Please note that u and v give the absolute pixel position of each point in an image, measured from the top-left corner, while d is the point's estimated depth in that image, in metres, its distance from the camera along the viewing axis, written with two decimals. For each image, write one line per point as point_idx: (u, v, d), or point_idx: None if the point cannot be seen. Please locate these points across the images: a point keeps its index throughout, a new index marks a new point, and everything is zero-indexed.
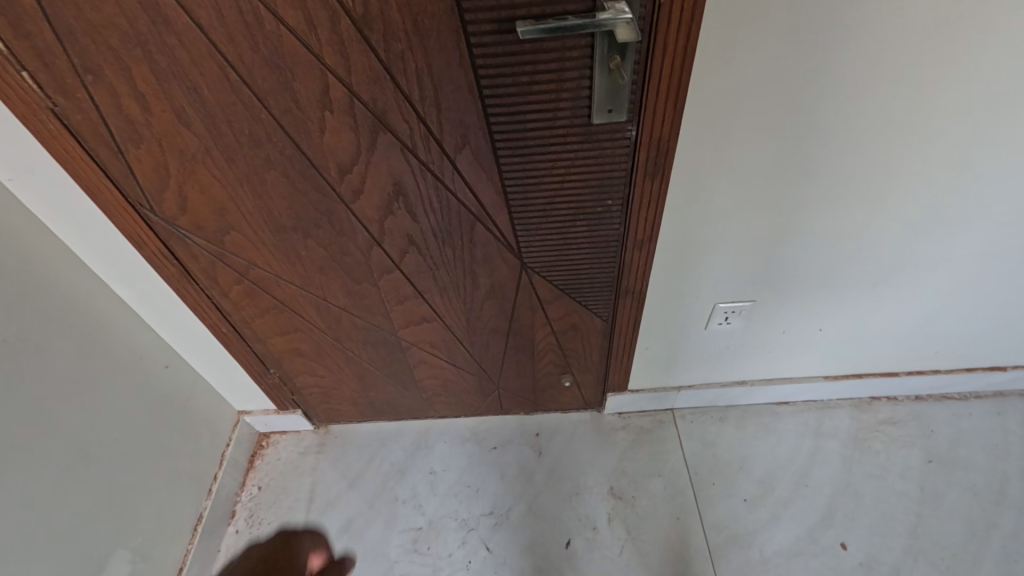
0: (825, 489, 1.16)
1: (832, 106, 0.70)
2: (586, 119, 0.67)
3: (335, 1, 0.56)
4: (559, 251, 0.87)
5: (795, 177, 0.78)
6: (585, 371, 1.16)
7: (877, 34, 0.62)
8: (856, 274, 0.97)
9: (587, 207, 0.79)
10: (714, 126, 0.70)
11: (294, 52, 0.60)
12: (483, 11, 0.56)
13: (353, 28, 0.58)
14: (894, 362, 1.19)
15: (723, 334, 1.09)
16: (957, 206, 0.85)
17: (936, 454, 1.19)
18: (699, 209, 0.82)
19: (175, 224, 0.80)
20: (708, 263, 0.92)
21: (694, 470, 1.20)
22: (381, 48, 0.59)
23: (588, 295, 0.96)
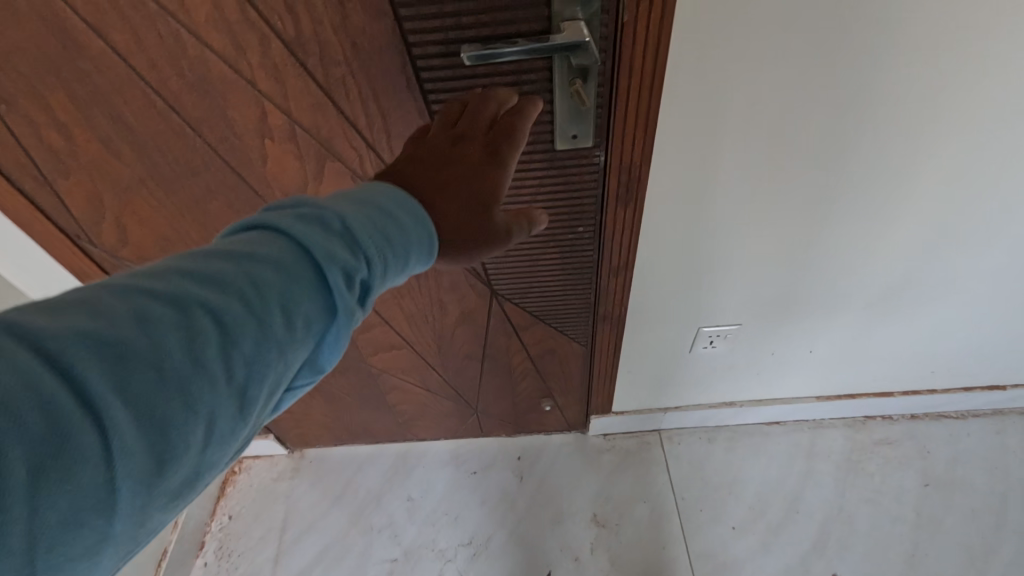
0: (818, 515, 1.11)
1: (818, 126, 0.64)
2: (549, 144, 0.62)
3: (263, 22, 0.50)
4: (530, 277, 0.82)
5: (779, 199, 0.73)
6: (566, 394, 1.12)
7: (866, 51, 0.57)
8: (848, 295, 0.92)
9: (558, 233, 0.74)
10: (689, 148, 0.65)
11: (223, 77, 0.54)
12: (426, 32, 0.50)
13: (286, 52, 0.53)
14: (889, 381, 1.14)
15: (708, 357, 1.05)
16: (953, 226, 0.80)
17: (933, 476, 1.14)
18: (676, 232, 0.77)
19: (118, 255, 0.75)
20: (690, 286, 0.87)
21: (681, 495, 1.15)
22: (319, 72, 0.54)
23: (564, 320, 0.91)
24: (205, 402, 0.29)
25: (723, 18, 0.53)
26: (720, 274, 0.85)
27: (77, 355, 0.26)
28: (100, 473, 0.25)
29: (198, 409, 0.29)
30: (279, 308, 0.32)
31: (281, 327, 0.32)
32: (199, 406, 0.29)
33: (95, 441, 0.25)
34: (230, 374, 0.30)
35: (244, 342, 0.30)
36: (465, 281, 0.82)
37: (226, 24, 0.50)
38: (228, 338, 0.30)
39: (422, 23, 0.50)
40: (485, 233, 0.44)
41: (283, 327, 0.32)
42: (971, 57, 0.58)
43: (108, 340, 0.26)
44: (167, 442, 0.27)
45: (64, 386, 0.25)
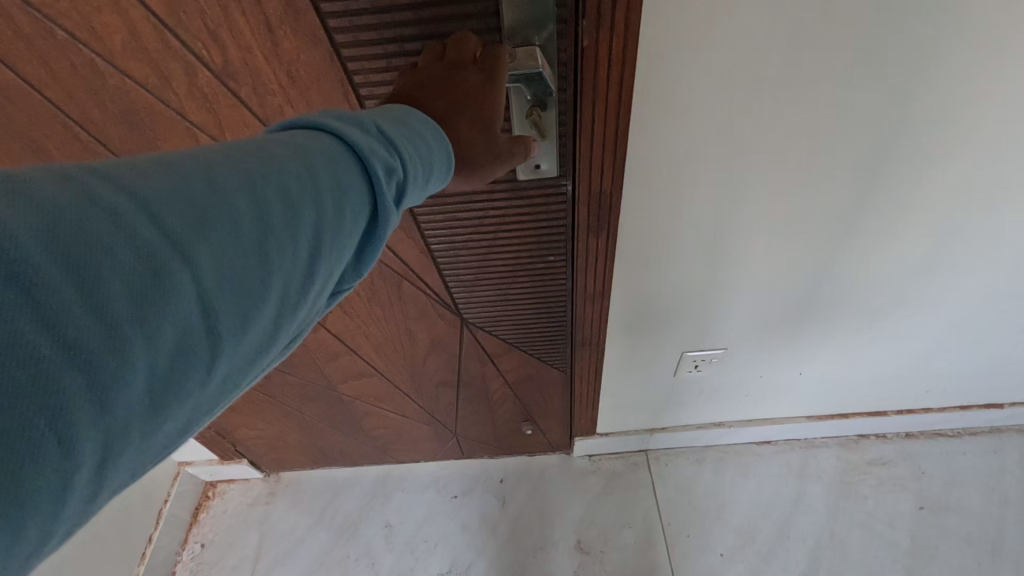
0: (808, 540, 1.07)
1: (799, 151, 0.60)
2: (511, 175, 0.57)
3: (188, 52, 0.46)
4: (501, 306, 0.78)
5: (761, 224, 0.69)
6: (548, 418, 1.08)
7: (848, 74, 0.52)
8: (839, 317, 0.88)
9: (527, 263, 0.70)
10: (662, 174, 0.61)
11: (150, 108, 0.51)
12: (368, 59, 0.47)
13: (216, 81, 0.49)
14: (881, 400, 1.11)
15: (693, 381, 1.01)
16: (946, 248, 0.76)
17: (927, 499, 1.10)
18: (654, 260, 0.73)
19: None
20: (671, 312, 0.83)
21: (668, 520, 1.12)
22: (255, 102, 0.50)
23: (540, 346, 0.87)
24: (270, 280, 0.27)
25: (690, 41, 0.48)
26: (702, 300, 0.81)
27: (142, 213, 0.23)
28: (171, 343, 0.23)
29: (263, 285, 0.26)
30: (336, 194, 0.29)
31: (339, 212, 0.29)
32: (264, 288, 0.26)
33: (171, 307, 0.23)
34: (294, 251, 0.28)
35: (308, 221, 0.28)
36: (433, 309, 0.78)
37: (147, 53, 0.46)
38: (293, 212, 0.27)
39: (361, 49, 0.46)
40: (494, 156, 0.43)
41: (340, 215, 0.29)
42: (962, 81, 0.54)
43: (172, 201, 0.24)
44: (231, 318, 0.25)
45: (133, 243, 0.22)
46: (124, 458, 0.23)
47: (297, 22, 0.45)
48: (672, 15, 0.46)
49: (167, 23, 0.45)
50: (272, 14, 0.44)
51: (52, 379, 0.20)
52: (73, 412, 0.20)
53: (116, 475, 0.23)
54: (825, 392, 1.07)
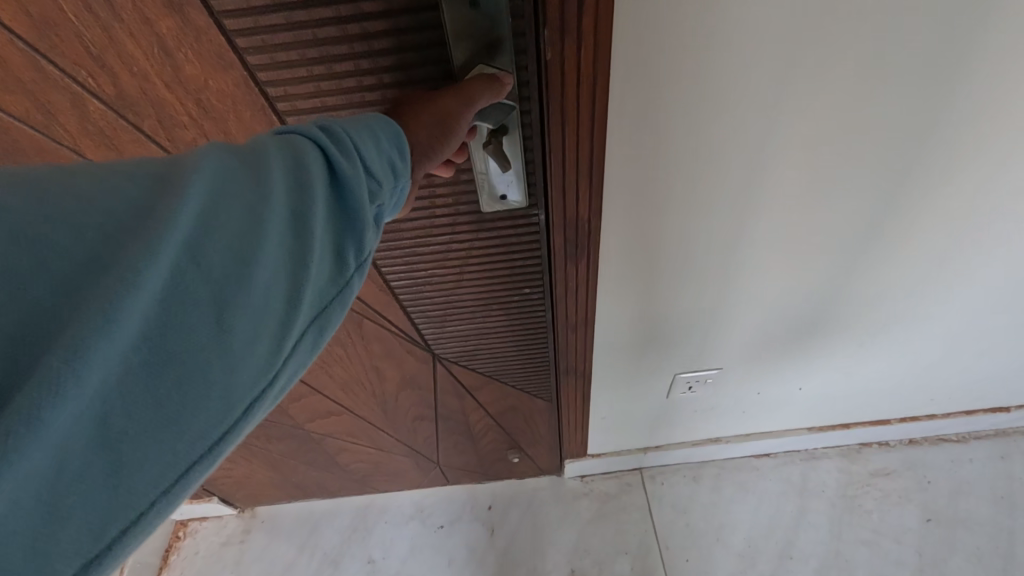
0: (813, 561, 1.02)
1: (796, 169, 0.53)
2: (474, 206, 0.51)
3: (74, 83, 0.41)
4: (476, 338, 0.72)
5: (757, 245, 0.63)
6: (536, 444, 1.01)
7: (851, 84, 0.45)
8: (841, 333, 0.82)
9: (501, 295, 0.64)
10: (645, 201, 0.54)
11: (39, 147, 0.45)
12: (293, 84, 0.41)
13: (112, 113, 0.43)
14: (885, 410, 1.05)
15: (688, 402, 0.95)
16: (956, 262, 0.70)
17: (933, 511, 1.06)
18: (641, 286, 0.67)
19: None
20: (662, 335, 0.77)
21: (666, 543, 1.06)
22: (163, 136, 0.45)
23: (521, 377, 0.81)
24: (255, 243, 0.24)
25: (668, 58, 0.41)
26: (694, 324, 0.75)
27: (124, 185, 0.23)
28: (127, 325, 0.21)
29: (243, 244, 0.24)
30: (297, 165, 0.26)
31: (305, 183, 0.26)
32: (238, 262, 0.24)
33: (134, 263, 0.21)
34: (267, 212, 0.25)
35: (284, 186, 0.26)
36: (401, 345, 0.72)
37: (23, 83, 0.41)
38: (257, 174, 0.25)
39: (283, 72, 0.40)
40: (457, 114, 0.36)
41: (305, 186, 0.26)
42: (979, 86, 0.47)
43: (154, 174, 0.24)
44: (218, 285, 0.23)
45: (113, 209, 0.22)
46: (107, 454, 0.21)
47: (200, 43, 0.39)
48: (646, 29, 0.39)
49: (40, 48, 0.39)
50: (167, 36, 0.38)
51: (39, 330, 0.20)
52: (45, 363, 0.20)
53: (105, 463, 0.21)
54: (826, 406, 1.02)
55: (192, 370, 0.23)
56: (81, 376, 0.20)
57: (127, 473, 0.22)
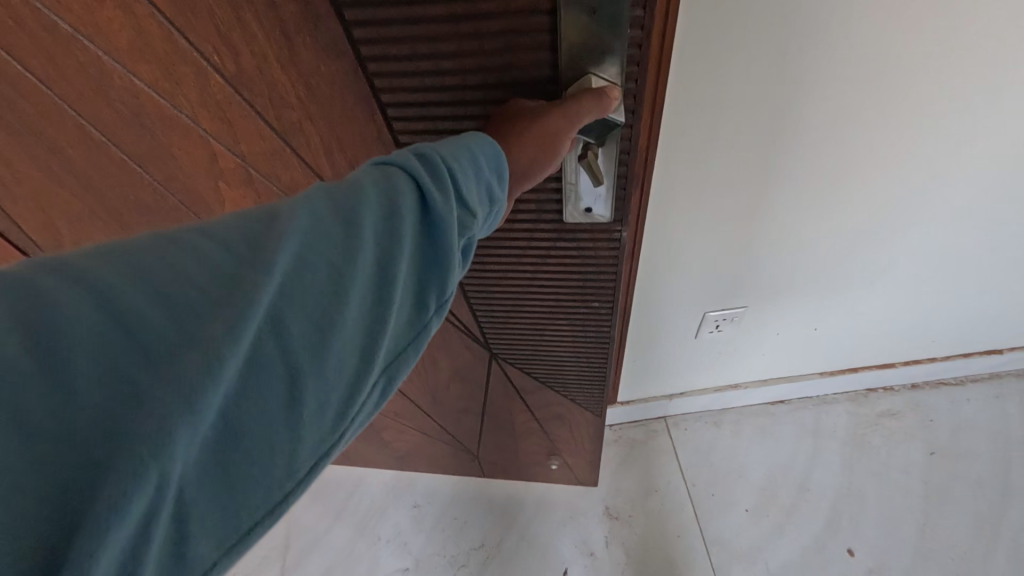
0: (829, 493, 1.10)
1: (813, 105, 0.65)
2: (559, 216, 0.58)
3: (200, 58, 0.47)
4: (536, 339, 0.80)
5: (780, 176, 0.75)
6: (575, 454, 1.07)
7: (854, 29, 0.57)
8: (853, 268, 0.92)
9: (566, 306, 0.72)
10: (693, 133, 0.67)
11: (160, 113, 0.52)
12: (402, 77, 0.49)
13: (229, 89, 0.49)
14: (891, 353, 1.14)
15: (715, 343, 1.06)
16: (940, 190, 0.80)
17: (937, 445, 1.14)
18: (682, 212, 0.79)
19: None
20: (698, 265, 0.89)
21: (693, 482, 1.14)
22: (272, 114, 0.52)
23: (572, 384, 0.90)
24: (340, 303, 0.26)
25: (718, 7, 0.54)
26: (726, 254, 0.87)
27: (215, 249, 0.24)
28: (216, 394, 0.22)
29: (330, 301, 0.25)
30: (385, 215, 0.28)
31: (390, 236, 0.28)
32: (324, 325, 0.25)
33: (230, 330, 0.22)
34: (353, 269, 0.26)
35: (370, 243, 0.27)
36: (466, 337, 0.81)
37: (158, 56, 0.47)
38: (346, 227, 0.27)
39: (391, 67, 0.48)
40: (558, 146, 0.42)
41: (390, 240, 0.28)
42: (962, 25, 0.58)
43: (245, 234, 0.25)
44: (302, 349, 0.25)
45: (206, 274, 0.23)
46: (186, 515, 0.23)
47: (317, 29, 0.46)
48: None
49: (176, 22, 0.45)
50: (288, 19, 0.45)
51: (125, 406, 0.21)
52: (134, 446, 0.20)
53: (180, 529, 0.23)
54: (837, 348, 1.10)
55: (266, 435, 0.24)
56: (167, 455, 0.21)
57: (196, 537, 0.23)
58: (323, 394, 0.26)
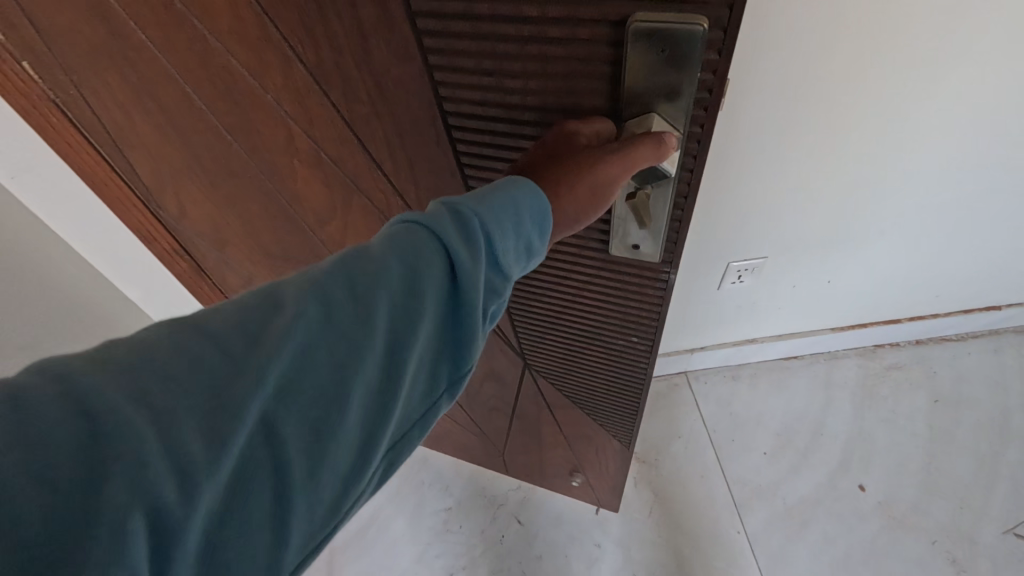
0: (841, 436, 1.19)
1: (845, 59, 0.73)
2: (604, 246, 0.56)
3: (284, 45, 0.48)
4: (570, 359, 0.79)
5: (811, 128, 0.83)
6: (599, 476, 1.04)
7: None
8: (867, 221, 1.01)
9: (604, 332, 0.70)
10: (734, 85, 0.76)
11: (249, 90, 0.54)
12: (466, 90, 0.46)
13: (307, 77, 0.50)
14: (898, 308, 1.22)
15: (736, 294, 1.12)
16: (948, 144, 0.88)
17: (940, 393, 1.23)
18: (719, 164, 0.87)
19: (180, 223, 0.79)
20: (731, 217, 0.96)
21: (713, 429, 1.22)
22: (344, 107, 0.51)
23: (602, 411, 0.88)
24: (349, 388, 0.27)
25: None
26: (756, 207, 0.95)
27: (219, 337, 0.24)
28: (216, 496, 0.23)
29: (341, 385, 0.26)
30: (405, 292, 0.29)
31: (407, 313, 0.29)
32: (332, 412, 0.26)
33: (235, 426, 0.23)
34: (367, 345, 0.27)
35: (384, 322, 0.28)
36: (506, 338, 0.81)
37: (250, 41, 0.49)
38: (362, 305, 0.27)
39: (455, 79, 0.45)
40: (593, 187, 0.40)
41: (406, 318, 0.29)
42: None
43: (250, 319, 0.25)
44: (310, 437, 0.26)
45: (212, 364, 0.24)
46: None
47: (391, 33, 0.44)
48: None
49: (265, 10, 0.46)
50: (365, 22, 0.43)
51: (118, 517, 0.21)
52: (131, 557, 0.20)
53: None
54: (848, 302, 1.19)
55: (265, 524, 0.25)
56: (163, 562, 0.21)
57: None
58: (320, 485, 0.27)
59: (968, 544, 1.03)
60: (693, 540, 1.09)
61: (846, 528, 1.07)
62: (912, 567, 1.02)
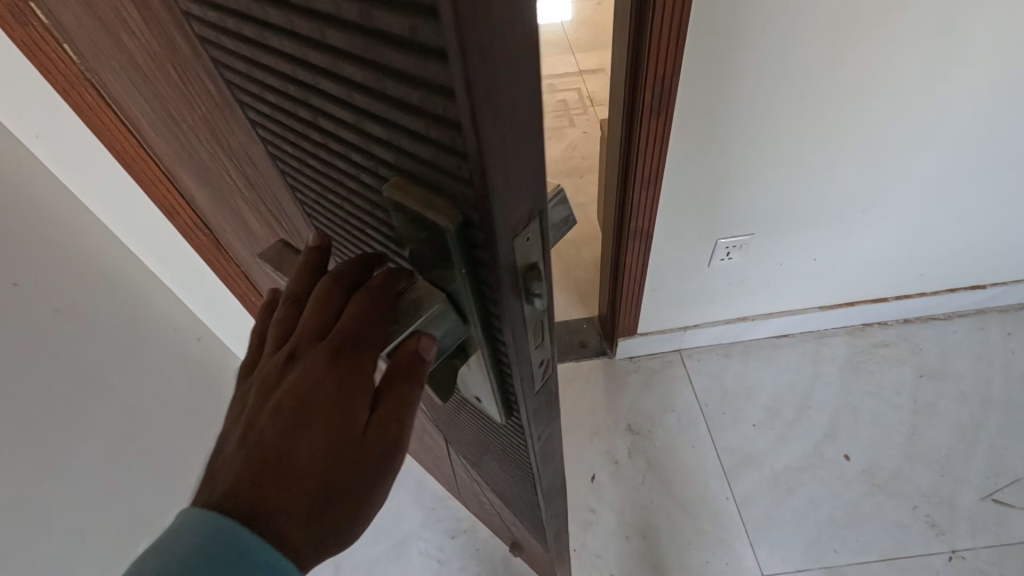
0: (828, 409, 1.24)
1: (824, 29, 0.79)
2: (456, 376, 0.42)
3: (179, 106, 0.43)
4: (473, 452, 0.67)
5: (800, 100, 0.88)
6: (531, 556, 0.95)
7: None
8: (852, 198, 1.05)
9: (490, 447, 0.57)
10: (723, 60, 0.81)
11: (177, 131, 0.50)
12: (300, 170, 0.37)
13: (206, 138, 0.45)
14: (884, 286, 1.27)
15: (727, 271, 1.17)
16: (922, 119, 0.93)
17: (925, 368, 1.28)
18: (713, 138, 0.91)
19: (199, 208, 0.79)
20: (723, 193, 1.01)
21: (705, 403, 1.28)
22: (238, 165, 0.47)
23: (516, 513, 0.76)
24: None
25: None
26: (746, 184, 1.00)
27: None
28: None
29: None
30: None
31: None
32: None
33: None
34: None
35: None
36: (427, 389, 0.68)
37: (156, 92, 0.44)
38: None
39: (287, 153, 0.36)
40: (341, 529, 0.28)
41: None
42: None
43: None
44: None
45: None
46: None
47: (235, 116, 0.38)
48: None
49: (156, 75, 0.41)
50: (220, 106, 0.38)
51: None
52: None
53: None
54: (836, 280, 1.24)
55: None
56: None
57: None
58: None
59: (947, 508, 1.08)
60: (684, 505, 1.14)
61: (832, 493, 1.12)
62: (894, 530, 1.07)
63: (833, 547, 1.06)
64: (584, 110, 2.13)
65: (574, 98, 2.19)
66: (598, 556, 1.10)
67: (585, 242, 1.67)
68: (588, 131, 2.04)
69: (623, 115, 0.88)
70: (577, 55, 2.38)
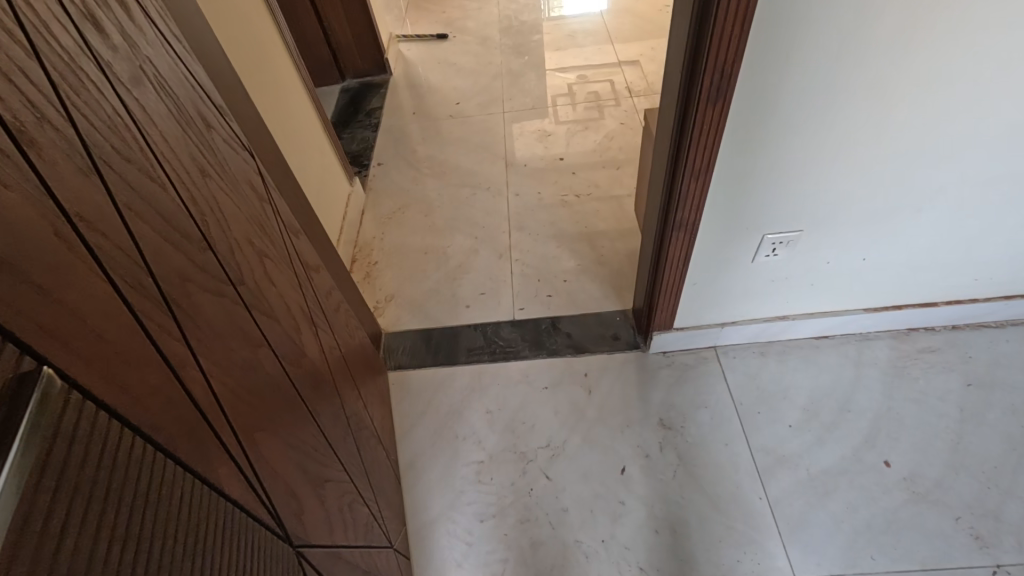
0: (868, 414, 1.21)
1: (893, 22, 0.76)
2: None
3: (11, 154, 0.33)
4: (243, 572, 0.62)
5: (864, 93, 0.84)
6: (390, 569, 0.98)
7: None
8: (903, 199, 1.02)
9: None
10: (781, 52, 0.78)
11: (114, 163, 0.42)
12: None
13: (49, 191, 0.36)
14: (933, 289, 1.22)
15: (770, 267, 1.15)
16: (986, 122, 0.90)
17: (974, 377, 1.23)
18: (758, 136, 0.90)
19: (273, 201, 0.73)
20: (764, 190, 0.99)
21: (740, 401, 1.26)
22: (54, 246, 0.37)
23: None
24: None
25: None
26: (794, 182, 0.98)
27: None
28: None
29: None
30: None
31: None
32: None
33: None
34: None
35: None
36: (308, 491, 0.67)
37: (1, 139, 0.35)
38: None
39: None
40: None
41: None
42: None
43: None
44: None
45: None
46: None
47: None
48: None
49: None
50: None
51: None
52: None
53: None
54: (887, 280, 1.20)
55: None
56: None
57: None
58: None
59: (993, 521, 1.05)
60: (717, 503, 1.13)
61: (869, 500, 1.10)
62: (935, 540, 1.04)
63: (869, 553, 1.04)
64: (620, 101, 2.10)
65: (608, 89, 2.16)
66: (625, 548, 1.09)
67: (619, 235, 1.66)
68: (624, 123, 2.01)
69: (678, 106, 0.87)
70: (616, 45, 2.34)
